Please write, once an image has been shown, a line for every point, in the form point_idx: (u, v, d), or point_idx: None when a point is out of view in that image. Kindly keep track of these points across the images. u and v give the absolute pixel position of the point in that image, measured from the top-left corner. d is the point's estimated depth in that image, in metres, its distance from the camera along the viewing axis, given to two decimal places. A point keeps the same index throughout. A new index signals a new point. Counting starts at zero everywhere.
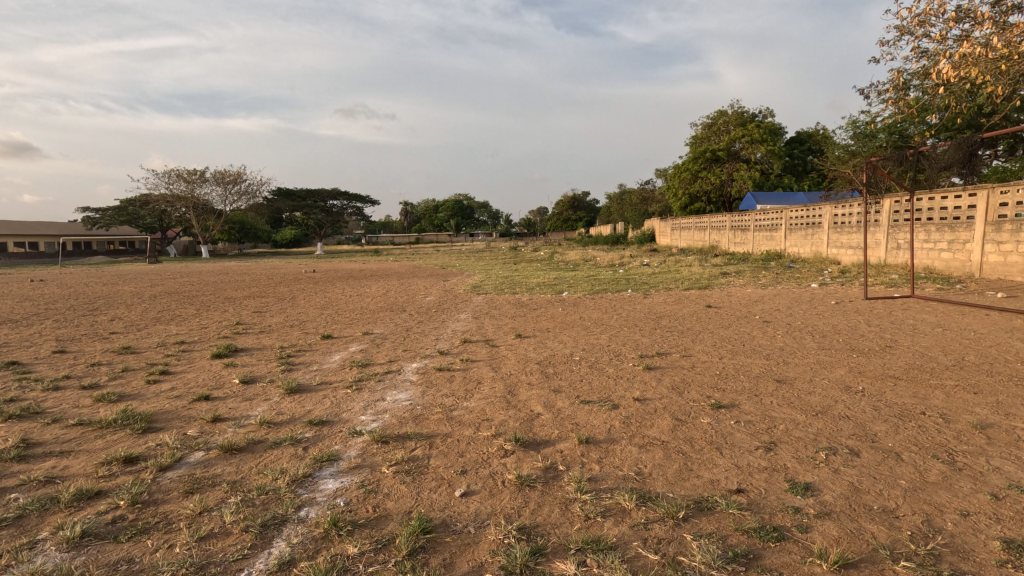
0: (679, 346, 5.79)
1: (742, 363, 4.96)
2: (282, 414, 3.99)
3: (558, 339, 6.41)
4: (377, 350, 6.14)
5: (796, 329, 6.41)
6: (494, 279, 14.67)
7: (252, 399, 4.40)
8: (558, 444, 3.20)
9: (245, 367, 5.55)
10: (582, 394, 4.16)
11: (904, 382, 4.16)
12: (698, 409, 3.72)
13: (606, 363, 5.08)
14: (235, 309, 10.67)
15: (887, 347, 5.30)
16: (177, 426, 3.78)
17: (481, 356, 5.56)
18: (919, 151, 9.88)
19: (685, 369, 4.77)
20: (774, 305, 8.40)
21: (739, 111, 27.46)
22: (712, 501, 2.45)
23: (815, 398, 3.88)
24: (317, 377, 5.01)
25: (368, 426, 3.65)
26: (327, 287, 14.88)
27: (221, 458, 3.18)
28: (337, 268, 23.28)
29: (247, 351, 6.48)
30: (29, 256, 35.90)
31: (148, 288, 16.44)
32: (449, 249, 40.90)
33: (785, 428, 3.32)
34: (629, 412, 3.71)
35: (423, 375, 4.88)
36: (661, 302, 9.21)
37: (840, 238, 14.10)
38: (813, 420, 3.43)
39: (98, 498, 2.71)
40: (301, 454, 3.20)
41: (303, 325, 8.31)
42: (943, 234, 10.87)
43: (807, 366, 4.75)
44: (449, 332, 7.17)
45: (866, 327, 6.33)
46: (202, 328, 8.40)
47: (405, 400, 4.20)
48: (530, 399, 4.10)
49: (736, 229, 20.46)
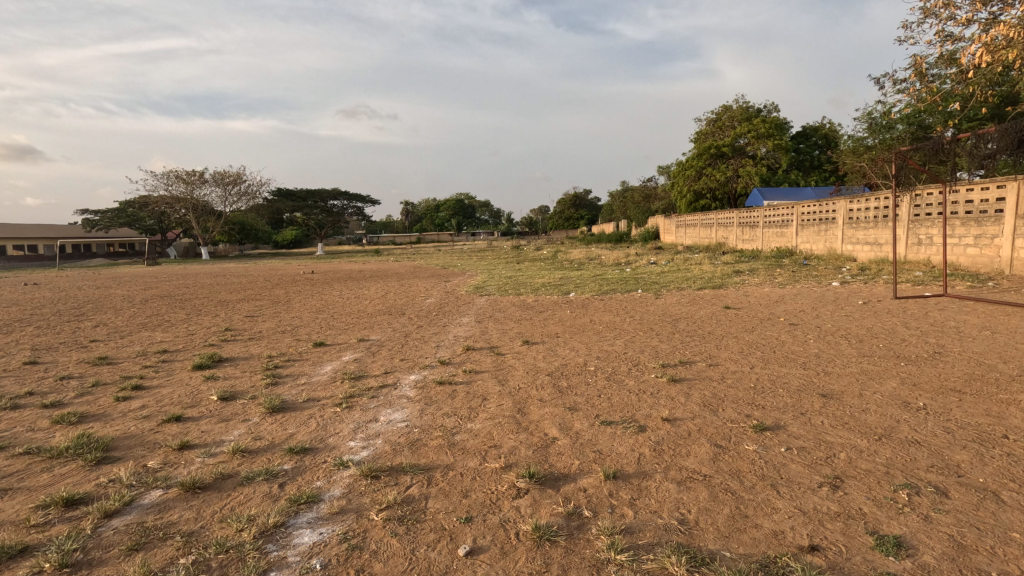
0: (703, 353, 5.26)
1: (777, 373, 4.44)
2: (260, 439, 3.48)
3: (569, 346, 5.90)
4: (373, 360, 5.64)
5: (830, 333, 5.87)
6: (497, 279, 13.99)
7: (228, 420, 3.90)
8: (580, 479, 2.70)
9: (226, 380, 5.04)
10: (602, 412, 3.65)
11: (971, 397, 3.64)
12: (738, 432, 3.21)
13: (625, 374, 4.57)
14: (225, 314, 10.14)
15: (937, 354, 4.77)
16: (138, 455, 3.28)
17: (487, 367, 5.05)
18: (958, 138, 9.21)
19: (715, 382, 4.26)
20: (798, 306, 7.87)
21: (744, 106, 26.76)
22: (782, 565, 1.96)
23: (872, 417, 3.37)
24: (304, 393, 4.51)
25: (357, 456, 3.14)
26: (326, 289, 14.36)
27: (180, 500, 2.68)
28: (335, 269, 22.75)
29: (232, 361, 5.97)
30: (28, 259, 35.55)
31: (141, 291, 16.00)
32: (451, 249, 40.37)
33: (847, 456, 2.83)
34: (660, 436, 3.20)
35: (422, 390, 4.37)
36: (674, 303, 8.66)
37: (856, 234, 13.55)
38: (878, 446, 2.92)
39: (19, 559, 2.20)
40: (276, 495, 2.70)
41: (296, 331, 7.80)
42: (969, 229, 10.32)
43: (852, 377, 4.22)
44: (451, 339, 6.64)
45: (905, 330, 5.79)
46: (188, 335, 7.90)
47: (400, 421, 3.70)
48: (543, 419, 3.60)
49: (744, 225, 19.87)
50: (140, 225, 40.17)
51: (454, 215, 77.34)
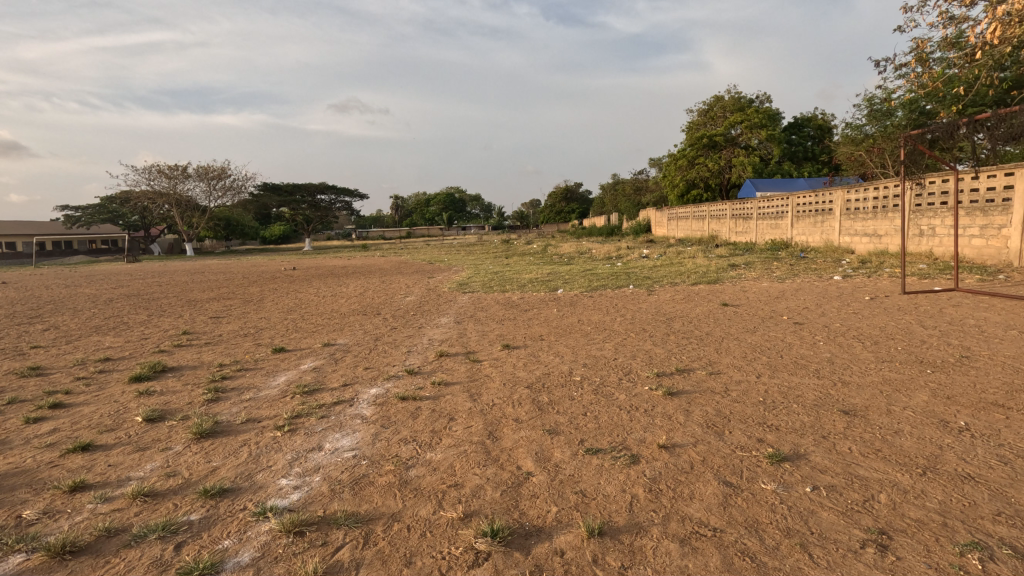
0: (702, 359, 4.70)
1: (788, 384, 3.87)
2: (174, 476, 2.88)
3: (553, 350, 5.34)
4: (334, 369, 5.04)
5: (840, 334, 5.32)
6: (483, 275, 13.43)
7: (145, 449, 3.27)
8: (557, 537, 2.12)
9: (161, 396, 4.39)
10: (586, 438, 3.07)
11: (1019, 414, 3.10)
12: (751, 465, 2.65)
13: (615, 386, 4.00)
14: (189, 315, 9.46)
15: (964, 358, 4.24)
16: (14, 503, 2.65)
17: (459, 378, 4.44)
18: (975, 120, 8.51)
19: (719, 395, 3.70)
20: (800, 301, 7.37)
21: (736, 96, 26.25)
22: None
23: (908, 442, 2.81)
24: (245, 411, 3.91)
25: (284, 501, 2.55)
26: (302, 286, 13.69)
27: (41, 572, 2.07)
28: (319, 265, 22.07)
29: (177, 371, 5.33)
30: (4, 256, 34.38)
31: (108, 290, 15.21)
32: (439, 244, 39.62)
33: (889, 499, 2.28)
34: (657, 470, 2.64)
35: (380, 408, 3.77)
36: (668, 300, 8.09)
37: (854, 225, 13.08)
38: (926, 485, 2.36)
39: None
40: (165, 562, 2.10)
41: (259, 335, 7.15)
42: (975, 219, 9.84)
43: (875, 389, 3.66)
44: (424, 343, 6.03)
45: (923, 330, 5.28)
46: (140, 340, 7.23)
47: (348, 450, 3.10)
48: (518, 447, 3.01)
49: (737, 217, 19.39)
50: (123, 220, 39.19)
51: (444, 210, 76.60)
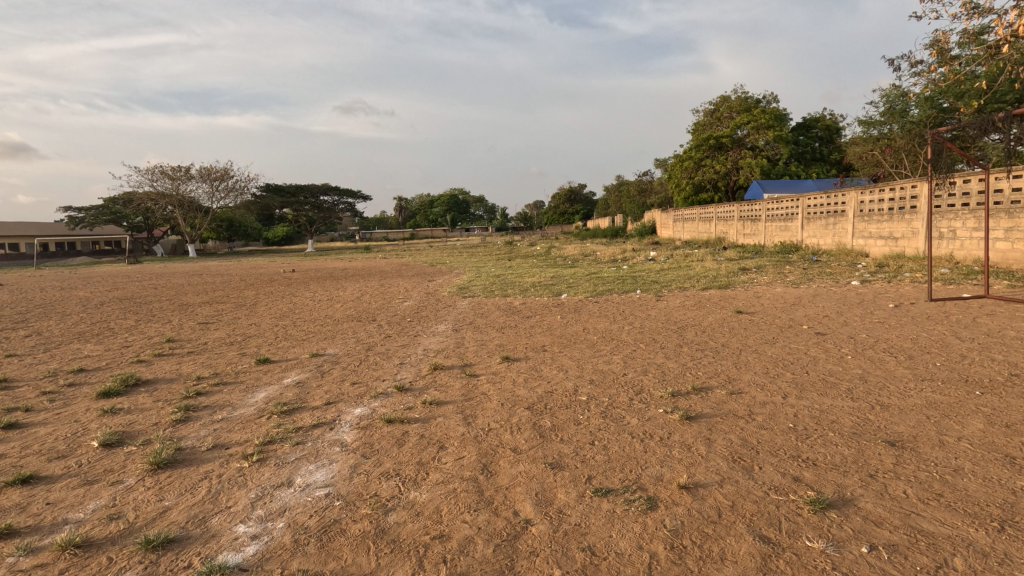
0: (720, 375, 4.27)
1: (820, 407, 3.44)
2: (117, 520, 2.48)
3: (557, 363, 4.92)
4: (318, 383, 4.65)
5: (870, 347, 4.88)
6: (484, 279, 12.97)
7: (92, 483, 2.87)
8: None
9: (127, 416, 4.00)
10: (595, 474, 2.66)
11: None
12: (792, 514, 2.23)
13: (626, 408, 3.58)
14: (178, 320, 9.07)
15: (1015, 377, 3.80)
16: None
17: (453, 397, 4.02)
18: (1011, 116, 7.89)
19: (743, 420, 3.28)
20: (820, 309, 6.92)
21: (743, 97, 25.81)
22: None
23: (973, 485, 2.39)
24: (213, 435, 3.51)
25: (237, 556, 2.15)
26: (300, 289, 13.34)
27: None
28: (319, 267, 21.69)
29: (151, 385, 4.94)
30: (8, 257, 34.26)
31: (103, 292, 14.90)
32: (442, 246, 39.16)
33: (967, 566, 1.86)
34: (679, 519, 2.23)
35: (363, 433, 3.37)
36: (678, 307, 7.66)
37: (868, 227, 12.63)
38: (1009, 546, 1.94)
39: None
40: None
41: (245, 343, 6.76)
42: (999, 222, 9.37)
43: (921, 414, 3.23)
44: (418, 353, 5.63)
45: (961, 343, 4.83)
46: (121, 348, 6.85)
47: (321, 486, 2.70)
48: (515, 485, 2.61)
49: (745, 220, 18.93)
50: (127, 221, 39.02)
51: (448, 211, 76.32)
